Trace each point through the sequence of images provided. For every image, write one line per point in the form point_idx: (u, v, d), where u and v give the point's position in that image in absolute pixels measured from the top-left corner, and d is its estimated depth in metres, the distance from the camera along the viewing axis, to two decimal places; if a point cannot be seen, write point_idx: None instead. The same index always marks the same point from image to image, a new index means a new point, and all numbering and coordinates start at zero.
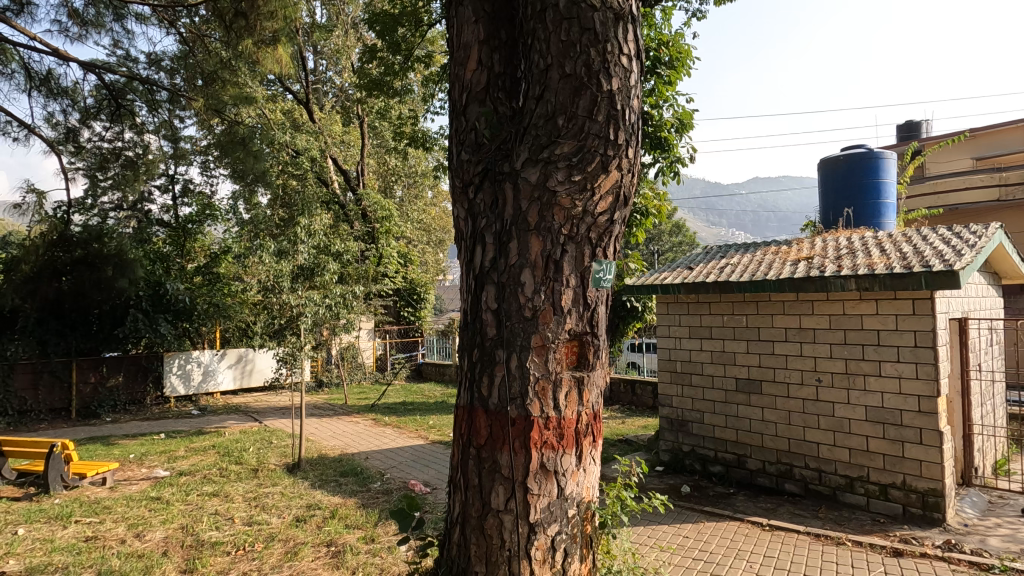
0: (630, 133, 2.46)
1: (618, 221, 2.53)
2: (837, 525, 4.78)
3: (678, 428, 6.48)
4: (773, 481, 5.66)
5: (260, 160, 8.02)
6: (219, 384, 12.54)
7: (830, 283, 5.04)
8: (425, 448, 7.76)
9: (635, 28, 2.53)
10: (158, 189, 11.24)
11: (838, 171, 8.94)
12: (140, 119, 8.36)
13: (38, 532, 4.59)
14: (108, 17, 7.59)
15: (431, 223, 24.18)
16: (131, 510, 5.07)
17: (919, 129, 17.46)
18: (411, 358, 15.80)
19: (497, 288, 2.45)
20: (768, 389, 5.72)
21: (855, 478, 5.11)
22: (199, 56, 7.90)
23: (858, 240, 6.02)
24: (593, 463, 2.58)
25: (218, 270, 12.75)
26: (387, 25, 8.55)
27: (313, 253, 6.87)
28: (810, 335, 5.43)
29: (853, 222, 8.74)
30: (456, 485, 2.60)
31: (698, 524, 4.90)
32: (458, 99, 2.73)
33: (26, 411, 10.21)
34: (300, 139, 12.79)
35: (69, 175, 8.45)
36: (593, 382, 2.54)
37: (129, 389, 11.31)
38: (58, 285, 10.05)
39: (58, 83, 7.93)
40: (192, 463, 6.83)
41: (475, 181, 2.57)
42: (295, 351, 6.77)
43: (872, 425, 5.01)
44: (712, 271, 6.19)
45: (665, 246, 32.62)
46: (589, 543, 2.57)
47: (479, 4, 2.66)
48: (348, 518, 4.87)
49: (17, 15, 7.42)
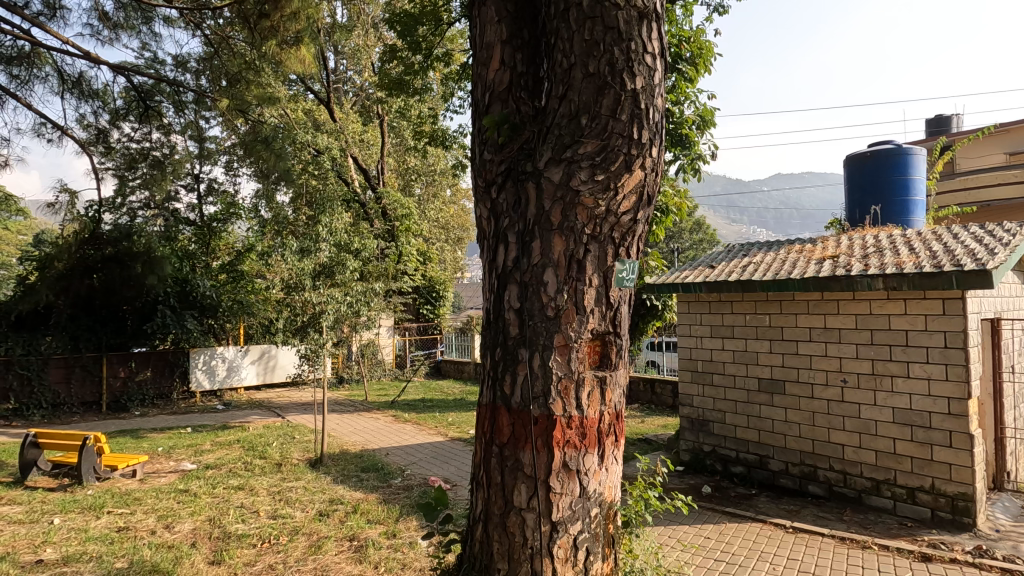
0: (654, 131, 2.45)
1: (642, 220, 2.51)
2: (863, 528, 4.70)
3: (698, 428, 6.43)
4: (797, 483, 5.58)
5: (283, 159, 8.14)
6: (243, 379, 12.88)
7: (856, 282, 4.94)
8: (445, 445, 7.78)
9: (660, 25, 2.50)
10: (184, 189, 11.48)
11: (865, 169, 8.76)
12: (167, 120, 8.55)
13: (73, 521, 4.74)
14: (137, 20, 7.78)
15: (449, 221, 24.31)
16: (160, 502, 5.20)
17: (950, 123, 16.98)
18: (431, 355, 15.93)
19: (519, 287, 2.46)
20: (792, 389, 5.64)
21: (882, 480, 5.02)
22: (225, 57, 8.05)
23: (886, 238, 5.85)
24: (615, 463, 2.58)
25: (242, 268, 13.03)
26: (409, 24, 8.57)
27: (335, 250, 6.97)
28: (835, 335, 5.35)
29: (880, 220, 8.54)
30: (479, 482, 2.61)
31: (720, 525, 4.86)
32: (481, 99, 2.74)
33: (59, 404, 10.51)
34: (320, 139, 12.99)
35: (99, 175, 8.67)
36: (616, 381, 2.54)
37: (157, 384, 11.58)
38: (90, 282, 10.33)
39: (90, 85, 8.15)
40: (218, 456, 7.00)
41: (498, 181, 2.59)
42: (317, 348, 6.85)
43: (900, 427, 4.91)
44: (733, 270, 6.10)
45: (686, 244, 32.45)
46: (612, 542, 2.57)
47: (503, 5, 2.67)
48: (371, 513, 4.93)
49: (51, 19, 7.62)
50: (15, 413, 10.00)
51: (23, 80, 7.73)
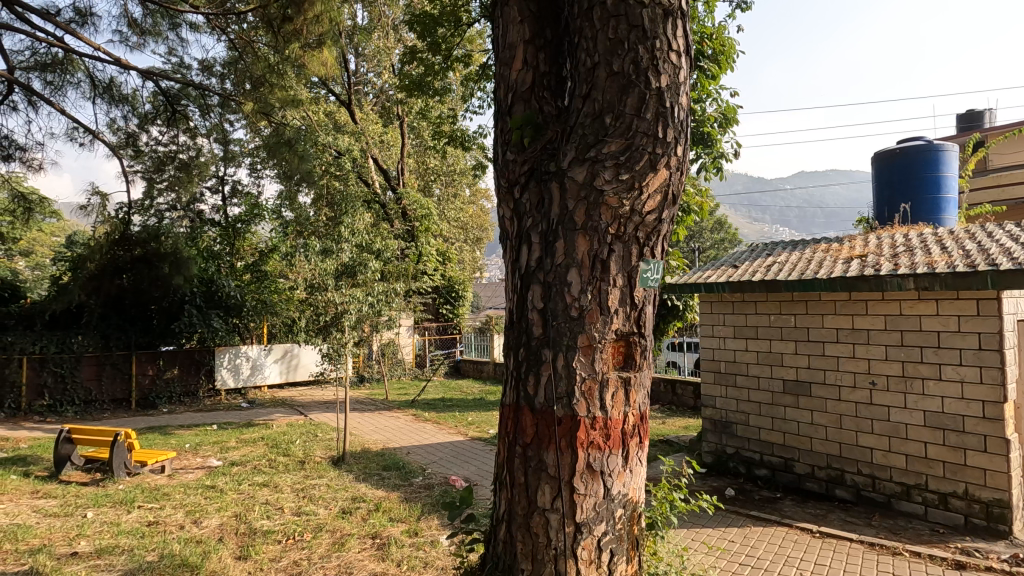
0: (679, 130, 2.43)
1: (667, 220, 2.49)
2: (893, 534, 4.59)
3: (721, 430, 6.35)
4: (823, 486, 5.48)
5: (305, 161, 8.25)
6: (266, 378, 13.12)
7: (885, 282, 4.82)
8: (465, 445, 7.82)
9: (685, 23, 2.48)
10: (210, 190, 11.68)
11: (894, 166, 8.55)
12: (193, 123, 8.75)
13: (105, 515, 4.87)
14: (164, 26, 7.97)
15: (468, 221, 24.38)
16: (188, 498, 5.32)
17: (982, 119, 16.48)
18: (450, 354, 16.03)
19: (543, 287, 2.45)
20: (819, 391, 5.54)
21: (913, 485, 4.89)
22: (249, 61, 8.18)
23: (916, 237, 5.70)
24: (639, 464, 2.56)
25: (265, 268, 13.29)
26: (429, 25, 8.65)
27: (356, 251, 7.06)
28: (864, 336, 5.23)
29: (910, 218, 8.34)
30: (502, 482, 2.61)
31: (745, 529, 4.78)
32: (504, 99, 2.73)
33: (91, 401, 10.80)
34: (341, 140, 13.16)
35: (129, 177, 8.87)
36: (640, 382, 2.52)
37: (184, 381, 11.85)
38: (120, 282, 10.58)
39: (119, 90, 8.36)
40: (244, 453, 7.13)
41: (522, 181, 2.58)
42: (339, 347, 6.94)
43: (931, 431, 4.78)
44: (757, 270, 6.01)
45: (707, 243, 32.09)
46: (636, 544, 2.55)
47: (525, 4, 2.67)
48: (393, 510, 4.98)
49: (82, 26, 7.83)
50: (49, 410, 10.31)
51: (56, 86, 7.96)
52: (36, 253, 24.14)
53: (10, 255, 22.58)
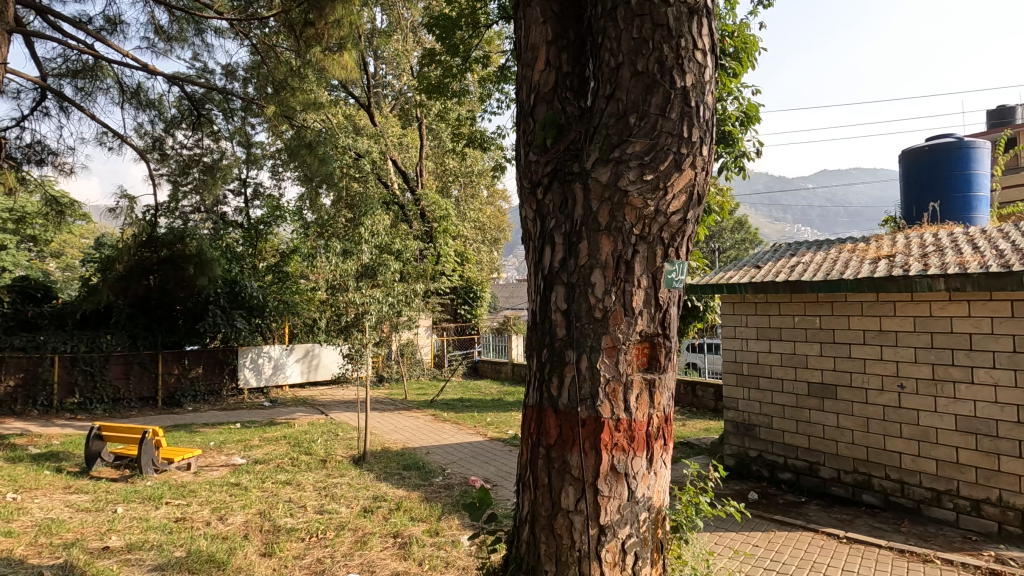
0: (705, 129, 2.41)
1: (692, 220, 2.46)
2: (923, 540, 4.49)
3: (744, 432, 6.27)
4: (849, 491, 5.38)
5: (326, 163, 8.33)
6: (288, 377, 13.27)
7: (914, 283, 4.71)
8: (483, 446, 7.83)
9: (710, 21, 2.45)
10: (233, 192, 11.90)
11: (922, 163, 8.35)
12: (217, 127, 8.92)
13: (134, 511, 4.98)
14: (190, 32, 8.18)
15: (487, 222, 24.47)
16: (214, 495, 5.42)
17: (1013, 115, 16.02)
18: (468, 355, 16.07)
19: (567, 288, 2.44)
20: (845, 394, 5.44)
21: (943, 491, 4.77)
22: (271, 65, 8.30)
23: (946, 237, 5.57)
24: (664, 467, 2.54)
25: (287, 268, 13.66)
26: (447, 28, 8.69)
27: (376, 252, 7.13)
28: (892, 338, 5.12)
29: (940, 217, 8.14)
30: (526, 483, 2.61)
31: (770, 533, 4.71)
32: (526, 101, 2.73)
33: (119, 399, 11.05)
34: (361, 142, 13.31)
35: (156, 180, 9.07)
36: (665, 384, 2.50)
37: (208, 380, 12.05)
38: (147, 283, 10.83)
39: (146, 95, 8.57)
40: (266, 452, 7.24)
41: (545, 182, 2.57)
42: (360, 347, 7.00)
43: (962, 436, 4.66)
44: (781, 270, 5.92)
45: (728, 243, 31.70)
46: (660, 548, 2.53)
47: (548, 5, 2.67)
48: (414, 510, 5.01)
49: (111, 34, 8.03)
50: (79, 407, 10.58)
51: (87, 92, 8.16)
52: (65, 254, 24.77)
53: (41, 256, 23.33)
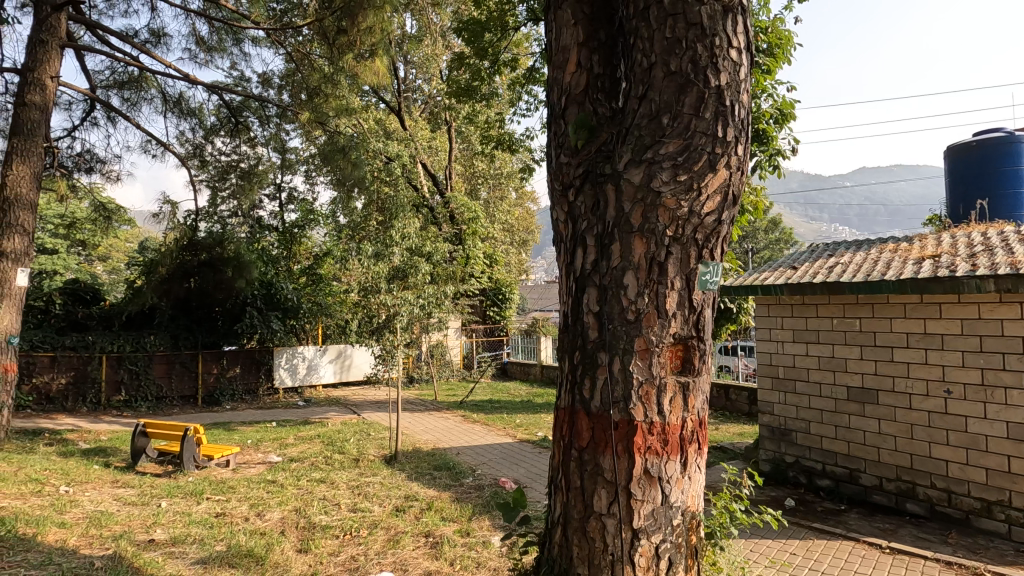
0: (740, 128, 2.37)
1: (727, 221, 2.42)
2: (972, 553, 4.29)
3: (780, 437, 6.12)
4: (892, 500, 5.19)
5: (359, 167, 8.41)
6: (321, 377, 13.58)
7: (961, 284, 4.52)
8: (513, 447, 7.85)
9: (745, 18, 2.41)
10: (268, 197, 12.24)
11: (969, 159, 8.03)
12: (254, 133, 9.19)
13: (177, 505, 5.16)
14: (228, 42, 8.46)
15: (515, 224, 24.55)
16: (252, 491, 5.57)
17: None
18: (497, 356, 16.11)
19: (598, 291, 2.44)
20: (887, 399, 5.26)
21: (994, 502, 4.56)
22: (306, 72, 8.50)
23: (995, 236, 5.34)
24: (698, 471, 2.50)
25: (320, 271, 14.10)
26: (476, 32, 8.75)
27: (407, 254, 7.25)
28: (937, 341, 4.93)
29: (989, 215, 7.80)
30: (558, 485, 2.61)
31: (808, 542, 4.58)
32: (557, 103, 2.74)
33: (162, 398, 11.45)
34: (392, 146, 13.52)
35: (196, 186, 9.38)
36: (699, 387, 2.47)
37: (245, 380, 12.39)
38: (187, 285, 11.22)
39: (187, 104, 8.89)
40: (301, 450, 7.40)
41: (576, 183, 2.57)
42: (391, 348, 7.11)
43: (1015, 444, 4.45)
44: (819, 271, 5.76)
45: (761, 243, 31.00)
46: (695, 553, 2.49)
47: (579, 7, 2.67)
48: (445, 510, 5.06)
49: (156, 46, 8.36)
50: (125, 405, 11.01)
51: (132, 102, 8.51)
52: (112, 258, 25.82)
53: (91, 260, 24.40)
